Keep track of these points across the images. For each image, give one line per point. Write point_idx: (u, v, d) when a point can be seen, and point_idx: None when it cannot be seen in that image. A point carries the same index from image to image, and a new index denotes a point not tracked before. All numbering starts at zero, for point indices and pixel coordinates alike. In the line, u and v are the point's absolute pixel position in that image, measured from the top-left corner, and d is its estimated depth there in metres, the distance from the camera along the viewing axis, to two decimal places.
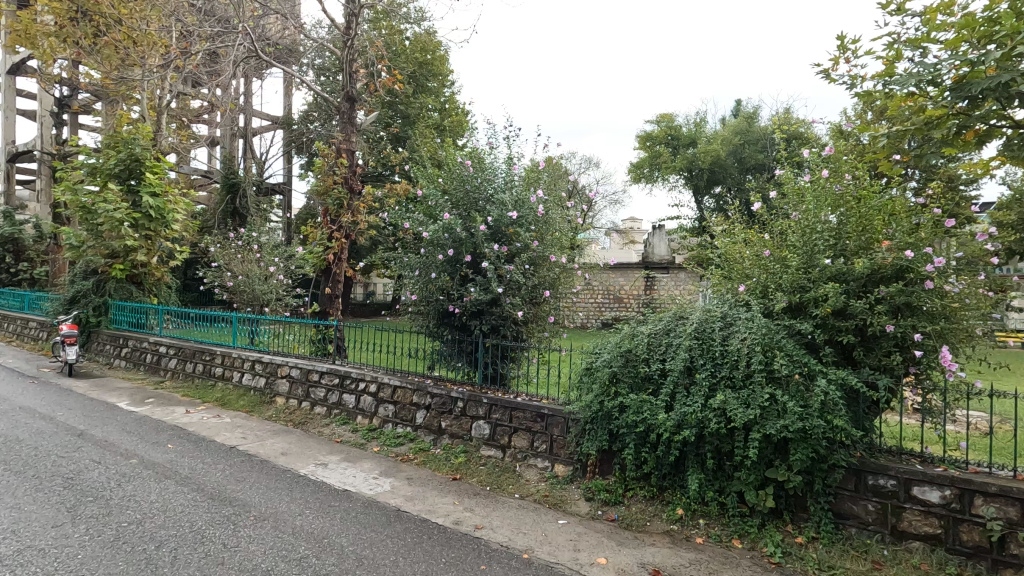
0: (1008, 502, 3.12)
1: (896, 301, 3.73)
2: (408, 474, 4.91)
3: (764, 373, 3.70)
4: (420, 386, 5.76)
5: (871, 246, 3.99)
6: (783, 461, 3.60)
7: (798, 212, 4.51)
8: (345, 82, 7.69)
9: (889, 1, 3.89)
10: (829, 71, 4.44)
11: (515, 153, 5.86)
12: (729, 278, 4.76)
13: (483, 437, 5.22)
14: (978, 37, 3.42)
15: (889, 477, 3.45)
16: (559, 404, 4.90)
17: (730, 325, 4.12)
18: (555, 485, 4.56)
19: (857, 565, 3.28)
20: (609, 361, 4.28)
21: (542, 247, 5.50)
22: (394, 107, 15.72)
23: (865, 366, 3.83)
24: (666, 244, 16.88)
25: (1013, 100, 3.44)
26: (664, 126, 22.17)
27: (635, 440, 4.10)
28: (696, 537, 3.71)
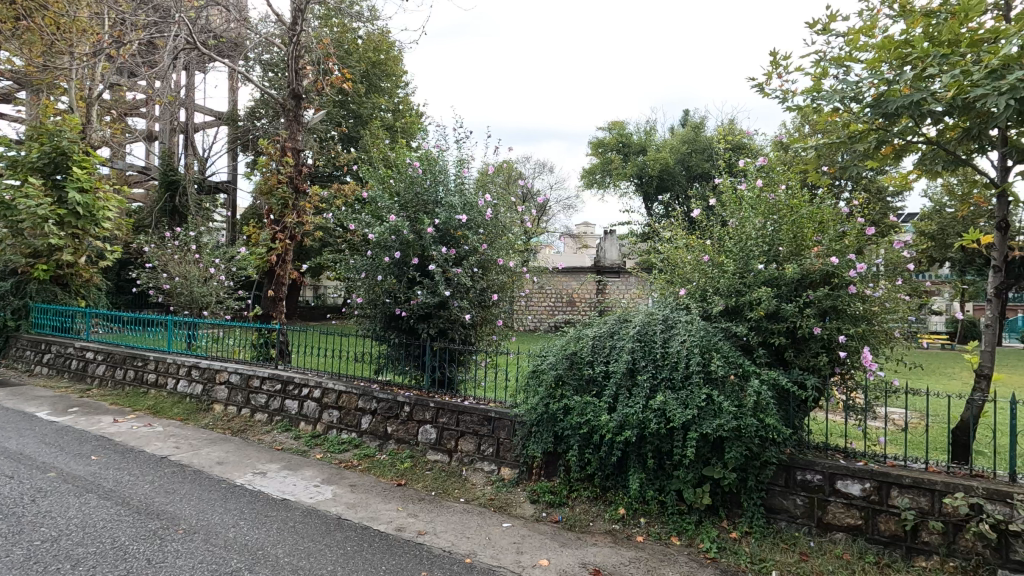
0: (920, 492, 3.33)
1: (824, 305, 3.93)
2: (351, 481, 4.80)
3: (702, 373, 3.82)
4: (366, 391, 5.65)
5: (801, 252, 4.19)
6: (718, 459, 3.72)
7: (735, 219, 4.70)
8: (291, 79, 7.48)
9: (815, 21, 4.07)
10: (763, 86, 4.55)
11: (465, 156, 5.83)
12: (671, 283, 4.91)
13: (430, 441, 5.17)
14: (894, 58, 3.65)
15: (815, 472, 3.63)
16: (505, 408, 4.90)
17: (671, 327, 4.23)
18: (501, 488, 4.56)
19: (786, 557, 3.44)
20: (555, 364, 4.33)
21: (491, 250, 5.50)
22: (346, 106, 15.40)
23: (795, 366, 4.01)
24: (617, 249, 17.23)
25: (925, 118, 3.67)
26: (616, 133, 22.62)
27: (579, 442, 4.15)
28: (636, 536, 3.80)
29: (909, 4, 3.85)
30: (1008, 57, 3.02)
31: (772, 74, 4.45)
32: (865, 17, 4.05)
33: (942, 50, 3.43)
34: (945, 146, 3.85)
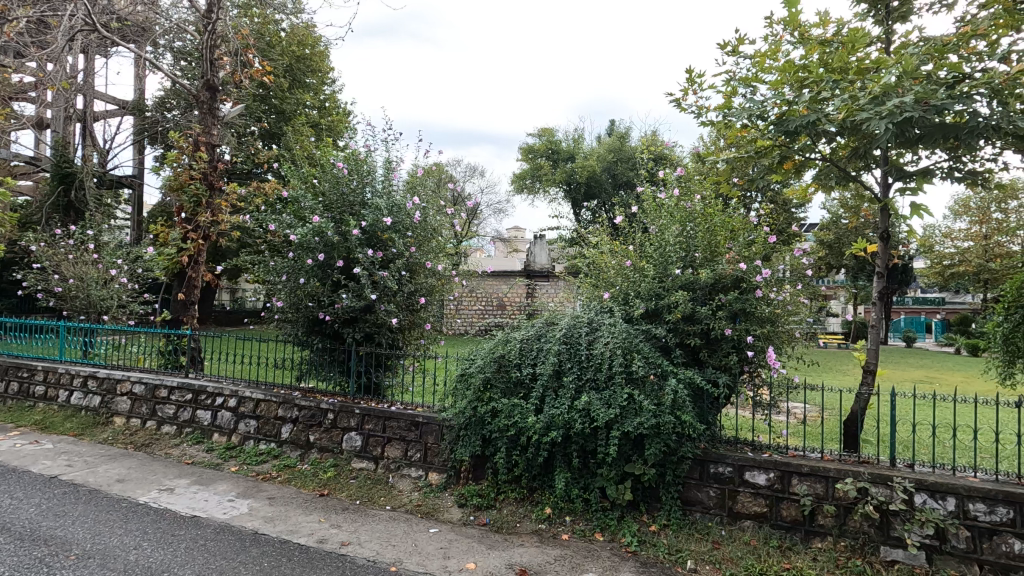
0: (816, 479, 3.63)
1: (734, 308, 4.20)
2: (269, 494, 4.57)
3: (624, 374, 3.97)
4: (287, 399, 5.41)
5: (715, 257, 4.46)
6: (639, 456, 3.88)
7: (655, 226, 4.92)
8: (205, 69, 7.05)
9: (726, 42, 4.35)
10: (680, 101, 4.77)
11: (393, 158, 5.73)
12: (596, 287, 5.06)
13: (355, 448, 5.04)
14: (793, 81, 3.96)
15: (726, 465, 3.87)
16: (434, 412, 4.86)
17: (595, 330, 4.36)
18: (428, 493, 4.51)
19: (700, 546, 3.63)
20: (483, 367, 4.35)
21: (419, 253, 5.44)
22: (267, 101, 14.70)
23: (708, 366, 4.25)
24: (547, 253, 17.52)
25: (821, 137, 4.01)
26: (545, 140, 23.03)
27: (506, 444, 4.19)
28: (562, 534, 3.88)
29: (807, 32, 4.19)
30: (888, 85, 3.36)
31: (688, 90, 4.69)
32: (769, 41, 4.36)
33: (834, 76, 3.77)
34: (838, 163, 4.23)
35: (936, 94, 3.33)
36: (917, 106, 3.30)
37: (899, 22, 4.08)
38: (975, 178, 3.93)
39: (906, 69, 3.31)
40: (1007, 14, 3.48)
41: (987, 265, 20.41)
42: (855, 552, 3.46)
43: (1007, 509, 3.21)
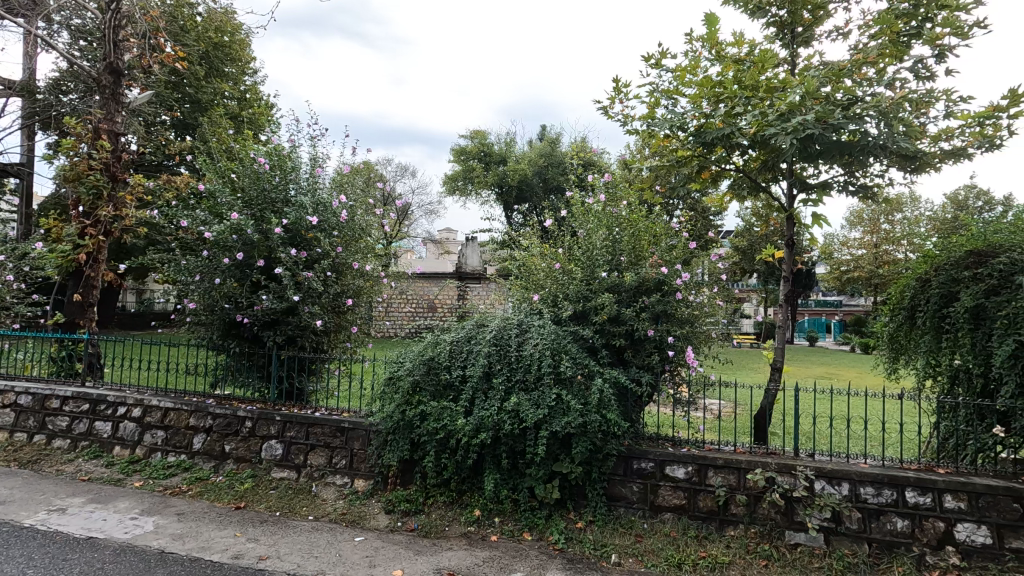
0: (730, 471, 3.86)
1: (656, 309, 4.39)
2: (178, 510, 4.26)
3: (552, 375, 4.04)
4: (199, 407, 5.08)
5: (639, 261, 4.64)
6: (566, 455, 3.96)
7: (584, 229, 5.04)
8: (108, 51, 6.48)
9: (649, 55, 4.52)
10: (607, 109, 4.90)
11: (319, 154, 5.52)
12: (526, 289, 5.10)
13: (275, 457, 4.81)
14: (710, 96, 4.17)
15: (648, 460, 4.03)
16: (360, 417, 4.73)
17: (524, 331, 4.41)
18: (353, 501, 4.38)
19: (623, 540, 3.76)
20: (412, 370, 4.29)
21: (345, 253, 5.26)
22: (180, 88, 13.73)
23: (632, 365, 4.41)
24: (478, 255, 17.50)
25: (735, 149, 4.26)
26: (478, 142, 23.03)
27: (435, 447, 4.14)
28: (491, 536, 3.88)
29: (724, 50, 4.44)
30: (793, 104, 3.64)
31: (615, 99, 4.83)
32: (689, 57, 4.59)
33: (746, 93, 4.02)
34: (750, 174, 4.51)
35: (833, 114, 3.64)
36: (817, 124, 3.60)
37: (803, 46, 4.42)
38: (867, 191, 4.33)
39: (807, 89, 3.60)
40: (893, 46, 3.86)
41: (877, 271, 22.57)
42: (764, 537, 3.71)
43: (892, 490, 3.56)
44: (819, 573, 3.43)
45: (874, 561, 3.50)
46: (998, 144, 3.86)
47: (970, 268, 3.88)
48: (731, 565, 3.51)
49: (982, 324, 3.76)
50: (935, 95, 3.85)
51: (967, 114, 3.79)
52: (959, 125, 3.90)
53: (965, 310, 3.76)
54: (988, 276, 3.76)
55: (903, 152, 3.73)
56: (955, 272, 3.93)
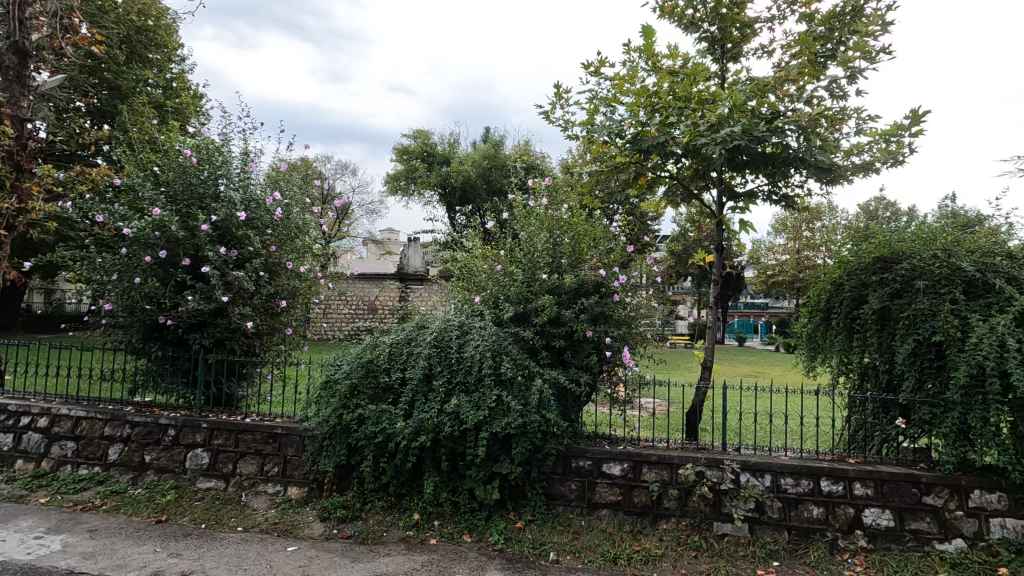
0: (663, 466, 4.00)
1: (594, 311, 4.49)
2: (90, 526, 3.95)
3: (493, 376, 4.05)
4: (116, 415, 4.75)
5: (579, 263, 4.74)
6: (506, 455, 3.98)
7: (525, 232, 5.09)
8: (12, 30, 5.91)
9: (589, 63, 4.63)
10: (548, 113, 4.97)
11: (253, 149, 5.28)
12: (468, 290, 5.09)
13: (201, 467, 4.58)
14: (646, 105, 4.31)
15: (586, 459, 4.12)
16: (294, 422, 4.58)
17: (466, 333, 4.40)
18: (286, 510, 4.22)
19: (562, 537, 3.82)
20: (349, 373, 4.19)
21: (280, 253, 5.05)
22: (97, 73, 12.77)
23: (571, 366, 4.49)
24: (421, 256, 17.25)
25: (669, 156, 4.43)
26: (420, 141, 22.74)
27: (373, 452, 4.06)
28: (430, 539, 3.84)
29: (659, 62, 4.61)
30: (722, 116, 3.82)
31: (556, 104, 4.91)
32: (627, 67, 4.73)
33: (680, 103, 4.19)
34: (683, 181, 4.71)
35: (758, 127, 3.87)
36: (743, 136, 3.81)
37: (732, 62, 4.68)
38: (789, 201, 4.61)
39: (735, 102, 3.80)
40: (811, 65, 4.14)
41: (799, 275, 24.16)
42: (694, 529, 3.88)
43: (809, 480, 3.81)
44: (743, 561, 3.62)
45: (793, 547, 3.73)
46: (900, 160, 4.22)
47: (876, 273, 4.23)
48: (664, 557, 3.64)
49: (887, 324, 4.10)
50: (847, 113, 4.16)
51: (875, 131, 4.12)
52: (868, 142, 4.23)
53: (873, 311, 4.09)
54: (892, 281, 4.11)
55: (820, 165, 4.01)
56: (864, 277, 4.26)
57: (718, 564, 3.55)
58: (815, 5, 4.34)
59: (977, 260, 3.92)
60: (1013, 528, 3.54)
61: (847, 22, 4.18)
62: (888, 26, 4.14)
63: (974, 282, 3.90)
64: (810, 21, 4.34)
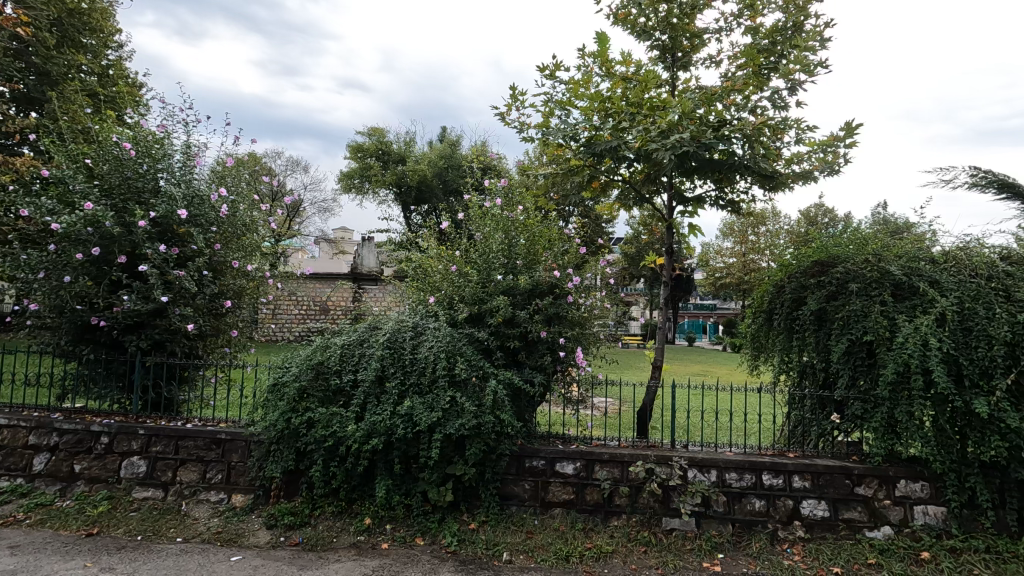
0: (615, 464, 4.08)
1: (549, 312, 4.53)
2: (11, 542, 3.69)
3: (447, 377, 4.02)
4: (42, 423, 4.46)
5: (533, 264, 4.78)
6: (460, 457, 3.97)
7: (481, 232, 5.08)
8: None
9: (544, 66, 4.67)
10: (504, 115, 4.98)
11: (196, 142, 5.04)
12: (422, 290, 5.04)
13: (137, 476, 4.35)
14: (600, 110, 4.39)
15: (540, 459, 4.15)
16: (240, 427, 4.42)
17: (419, 334, 4.35)
18: (230, 518, 4.07)
19: (515, 537, 3.84)
20: (298, 375, 4.08)
21: (225, 251, 4.83)
22: (23, 57, 11.94)
23: (526, 366, 4.51)
24: (376, 256, 16.92)
25: (622, 160, 4.52)
26: (375, 139, 22.35)
27: (323, 456, 3.97)
28: (382, 544, 3.78)
29: (613, 68, 4.70)
30: (672, 122, 3.93)
31: (512, 106, 4.93)
32: (582, 71, 4.80)
33: (632, 109, 4.28)
34: (635, 186, 4.81)
35: (706, 134, 4.00)
36: (692, 143, 3.93)
37: (682, 70, 4.82)
38: (734, 206, 4.80)
39: (684, 110, 3.91)
40: (755, 76, 4.31)
41: (745, 277, 25.21)
42: (643, 525, 3.97)
43: (752, 474, 3.97)
44: (690, 554, 3.73)
45: (737, 539, 3.88)
46: (837, 169, 4.46)
47: (814, 275, 4.45)
48: (615, 553, 3.71)
49: (824, 324, 4.33)
50: (789, 123, 4.37)
51: (813, 141, 4.34)
52: (807, 151, 4.44)
53: (811, 312, 4.30)
54: (828, 284, 4.34)
55: (763, 172, 4.19)
56: (803, 279, 4.48)
57: (666, 558, 3.64)
58: (759, 19, 4.53)
59: (904, 264, 4.18)
60: (933, 514, 3.80)
61: (789, 36, 4.39)
62: (826, 42, 4.37)
63: (901, 286, 4.16)
64: (755, 34, 4.53)
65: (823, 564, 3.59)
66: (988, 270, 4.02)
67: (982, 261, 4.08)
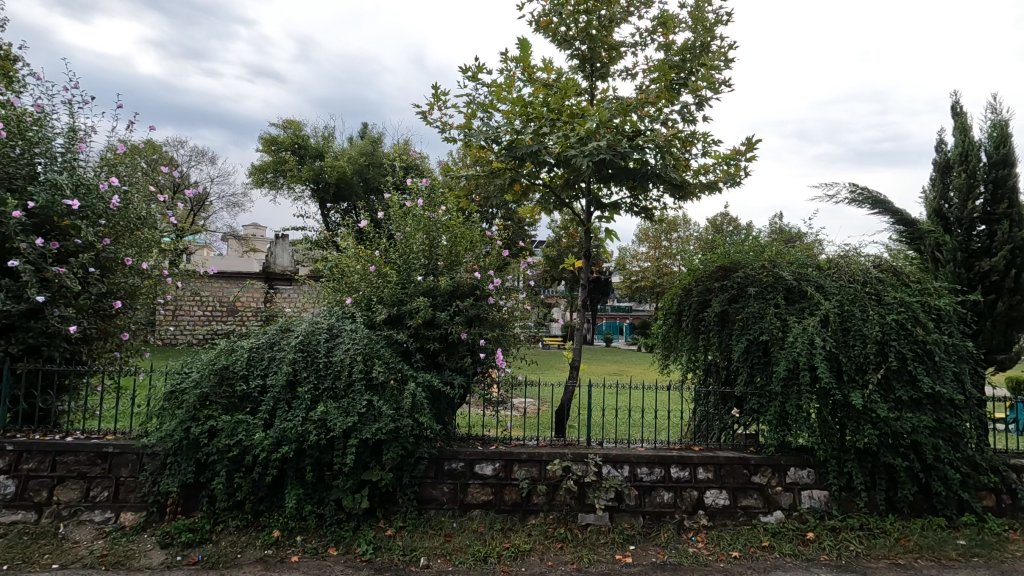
0: (533, 464, 4.15)
1: (470, 313, 4.52)
2: None
3: (364, 381, 3.91)
4: None
5: (455, 266, 4.75)
6: (377, 462, 3.86)
7: (401, 232, 4.99)
8: None
9: (467, 68, 4.67)
10: (426, 114, 4.92)
11: (83, 126, 4.56)
12: (339, 291, 4.87)
13: (4, 498, 3.88)
14: (521, 114, 4.45)
15: (459, 460, 4.13)
16: (130, 439, 4.06)
17: (335, 336, 4.20)
18: (117, 539, 3.71)
19: (433, 541, 3.79)
20: (198, 382, 3.81)
21: (116, 246, 4.38)
22: None
23: (446, 368, 4.48)
24: (290, 254, 16.10)
25: (542, 165, 4.61)
26: (291, 132, 21.32)
27: (226, 467, 3.72)
28: (291, 556, 3.60)
29: (535, 73, 4.78)
30: (590, 130, 4.07)
31: (433, 105, 4.88)
32: (504, 75, 4.84)
33: (553, 115, 4.38)
34: (555, 190, 4.92)
35: (621, 143, 4.17)
36: (608, 151, 4.08)
37: (601, 80, 4.99)
38: (647, 213, 5.03)
39: (602, 118, 4.05)
40: (667, 90, 4.55)
41: (658, 280, 26.55)
42: (560, 522, 4.07)
43: (661, 468, 4.17)
44: (604, 547, 3.86)
45: (647, 531, 4.07)
46: (738, 181, 4.81)
47: (718, 279, 4.78)
48: (532, 551, 3.76)
49: (726, 325, 4.65)
50: (696, 137, 4.65)
51: (718, 154, 4.64)
52: (713, 163, 4.74)
53: (715, 314, 4.61)
54: (730, 287, 4.67)
55: (673, 182, 4.43)
56: (708, 283, 4.79)
57: (581, 553, 3.74)
58: (671, 36, 4.79)
59: (795, 270, 4.58)
60: (817, 498, 4.18)
61: (697, 55, 4.67)
62: (729, 63, 4.69)
63: (792, 290, 4.55)
64: (668, 50, 4.78)
65: (724, 549, 3.84)
66: (863, 277, 4.49)
67: (858, 268, 4.55)
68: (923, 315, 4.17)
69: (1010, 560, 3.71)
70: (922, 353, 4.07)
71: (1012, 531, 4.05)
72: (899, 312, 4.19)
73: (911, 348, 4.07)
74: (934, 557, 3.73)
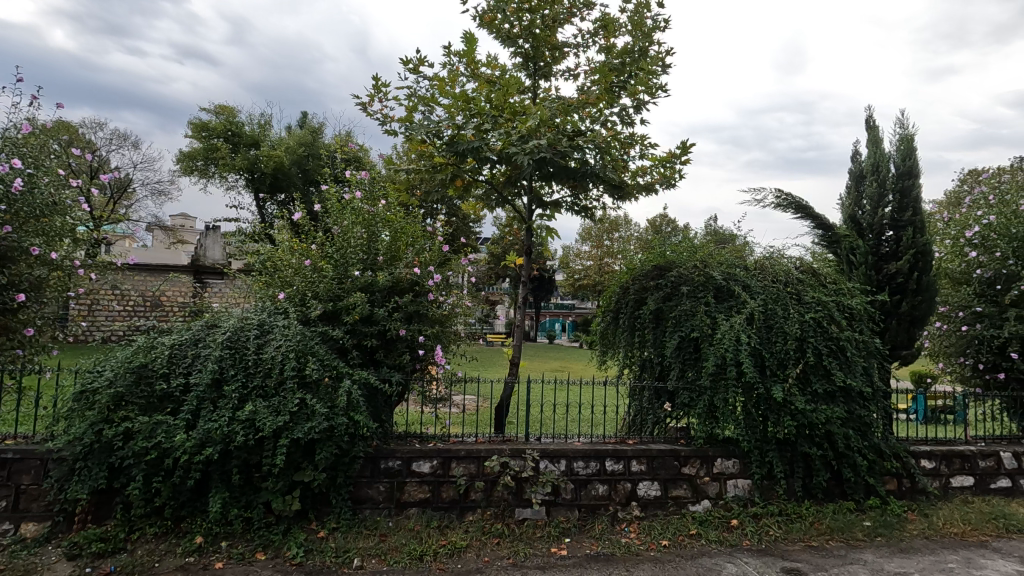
0: (471, 460, 4.14)
1: (409, 309, 4.44)
2: None
3: (296, 379, 3.77)
4: None
5: (394, 262, 4.65)
6: (309, 462, 3.74)
7: (338, 226, 4.84)
8: None
9: (408, 60, 4.58)
10: (366, 105, 4.79)
11: None
12: (271, 286, 4.67)
13: None
14: (463, 109, 4.42)
15: (395, 459, 4.07)
16: (33, 444, 3.75)
17: (266, 332, 4.03)
18: (17, 552, 3.41)
19: (368, 542, 3.71)
20: (112, 380, 3.56)
21: (18, 234, 3.97)
22: None
23: (384, 365, 4.39)
24: (223, 249, 15.07)
25: (484, 161, 4.59)
26: (224, 119, 20.20)
27: (143, 471, 3.50)
28: (215, 563, 3.42)
29: (478, 69, 4.75)
30: (531, 128, 4.08)
31: (374, 97, 4.76)
32: (447, 69, 4.79)
33: (496, 111, 4.38)
34: (497, 186, 4.92)
35: (561, 142, 4.22)
36: (548, 149, 4.13)
37: (544, 80, 5.03)
38: (588, 212, 5.12)
39: (543, 117, 4.08)
40: (607, 92, 4.64)
41: (600, 279, 27.08)
42: (497, 518, 4.09)
43: (596, 461, 4.27)
44: (540, 541, 3.91)
45: (582, 523, 4.16)
46: (673, 184, 4.97)
47: (652, 279, 4.97)
48: (468, 548, 3.76)
49: (660, 323, 4.82)
50: (635, 139, 4.77)
51: (655, 157, 4.79)
52: (650, 165, 4.88)
53: (650, 311, 4.78)
54: (664, 287, 4.85)
55: (611, 182, 4.54)
56: (644, 282, 4.95)
57: (517, 548, 3.77)
58: (612, 39, 4.89)
59: (724, 271, 4.80)
60: (741, 486, 4.41)
61: (637, 59, 4.79)
62: (667, 69, 4.85)
63: (721, 289, 4.76)
64: (609, 53, 4.88)
65: (654, 538, 3.98)
66: (785, 277, 4.76)
67: (781, 269, 4.83)
68: (837, 314, 4.47)
69: (908, 539, 4.05)
70: (836, 349, 4.36)
71: (910, 512, 4.41)
72: (816, 311, 4.47)
73: (827, 344, 4.35)
74: (843, 538, 4.01)
